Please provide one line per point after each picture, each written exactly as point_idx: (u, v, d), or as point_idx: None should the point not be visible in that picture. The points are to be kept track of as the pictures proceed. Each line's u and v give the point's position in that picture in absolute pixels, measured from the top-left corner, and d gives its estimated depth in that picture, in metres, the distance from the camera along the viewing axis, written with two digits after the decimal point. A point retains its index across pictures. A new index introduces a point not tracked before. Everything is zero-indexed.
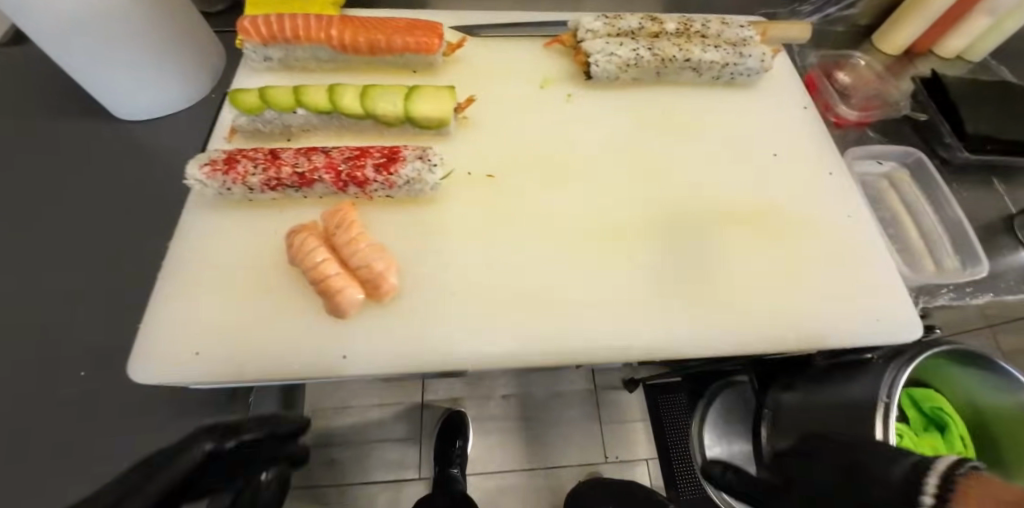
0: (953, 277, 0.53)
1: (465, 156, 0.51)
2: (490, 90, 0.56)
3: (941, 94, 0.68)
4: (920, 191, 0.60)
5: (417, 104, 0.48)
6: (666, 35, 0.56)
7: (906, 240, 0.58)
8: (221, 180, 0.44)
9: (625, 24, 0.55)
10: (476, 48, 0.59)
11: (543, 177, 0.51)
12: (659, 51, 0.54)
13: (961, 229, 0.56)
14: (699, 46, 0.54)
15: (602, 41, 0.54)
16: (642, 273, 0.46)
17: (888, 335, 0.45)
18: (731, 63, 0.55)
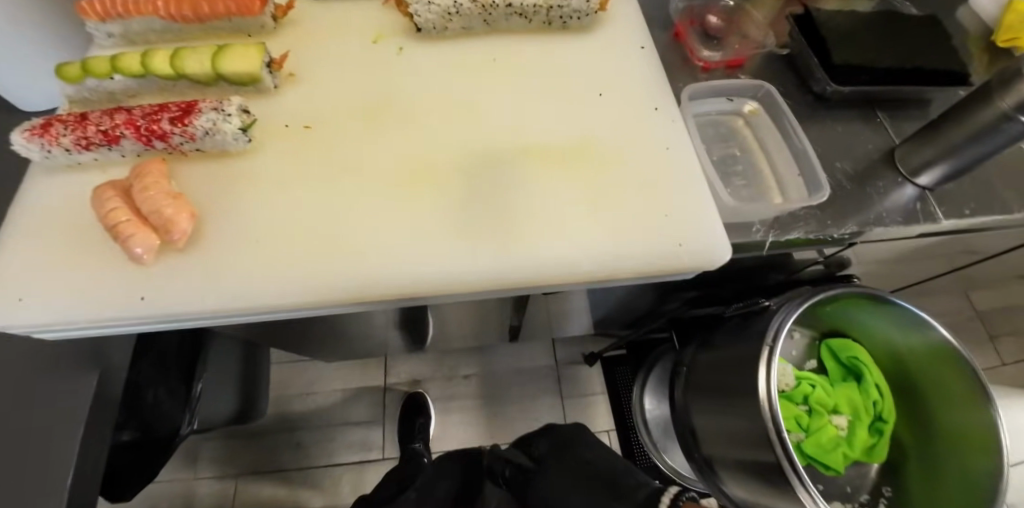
0: (792, 205, 0.52)
1: (283, 110, 0.52)
2: (323, 47, 0.57)
3: (813, 30, 0.66)
4: (773, 123, 0.58)
5: (224, 60, 0.49)
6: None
7: (752, 174, 0.57)
8: (39, 144, 0.45)
9: None
10: (314, 10, 0.60)
11: (358, 126, 0.51)
12: None
13: (805, 159, 0.55)
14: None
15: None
16: (444, 212, 0.47)
17: (689, 261, 0.44)
18: (554, 5, 0.55)
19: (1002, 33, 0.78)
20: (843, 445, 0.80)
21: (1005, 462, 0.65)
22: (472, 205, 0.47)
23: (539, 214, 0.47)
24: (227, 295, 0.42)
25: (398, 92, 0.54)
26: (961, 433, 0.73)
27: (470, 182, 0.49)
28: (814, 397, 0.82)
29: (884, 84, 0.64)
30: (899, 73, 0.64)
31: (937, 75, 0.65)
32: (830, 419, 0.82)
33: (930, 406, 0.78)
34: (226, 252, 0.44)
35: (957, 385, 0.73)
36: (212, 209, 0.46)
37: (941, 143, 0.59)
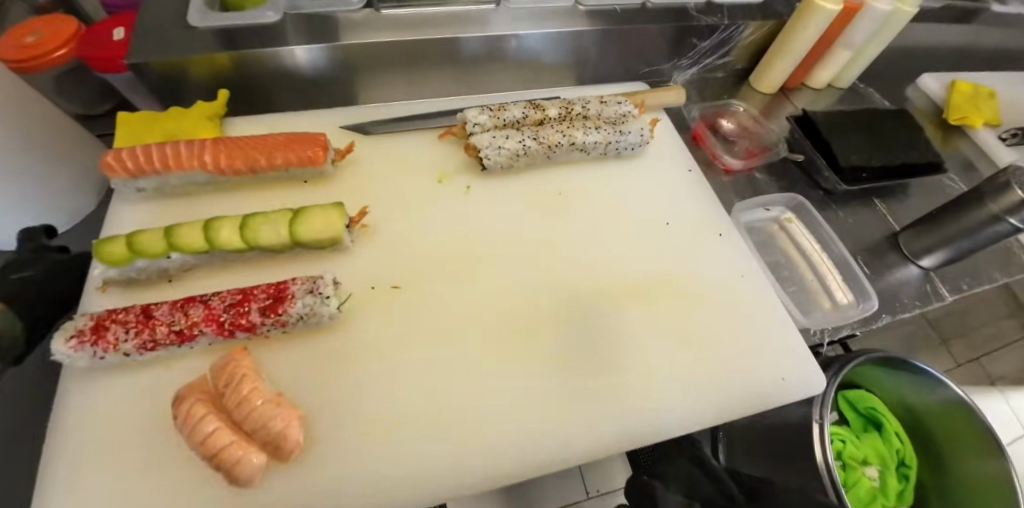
0: (843, 314, 0.58)
1: (366, 270, 0.51)
2: (387, 192, 0.56)
3: (813, 132, 0.74)
4: (807, 230, 0.65)
5: (304, 230, 0.46)
6: (551, 121, 0.58)
7: (802, 280, 0.62)
8: (90, 352, 0.40)
9: (509, 115, 0.57)
10: (368, 149, 0.59)
11: (446, 279, 0.51)
12: (544, 139, 0.56)
13: (844, 264, 0.62)
14: (581, 129, 0.57)
15: (488, 135, 0.55)
16: (558, 369, 0.47)
17: (794, 392, 0.48)
18: (613, 140, 0.58)
19: (949, 113, 0.92)
20: (878, 496, 0.86)
21: None
22: (582, 357, 0.47)
23: (649, 359, 0.48)
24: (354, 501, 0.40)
25: (477, 238, 0.54)
26: (985, 481, 0.80)
27: (573, 331, 0.49)
28: (847, 453, 0.87)
29: (879, 180, 0.74)
30: (892, 169, 0.74)
31: (919, 167, 0.76)
32: (863, 472, 0.87)
33: (946, 448, 0.86)
34: (343, 449, 0.41)
35: (970, 431, 0.81)
36: (313, 398, 0.43)
37: (940, 235, 0.68)
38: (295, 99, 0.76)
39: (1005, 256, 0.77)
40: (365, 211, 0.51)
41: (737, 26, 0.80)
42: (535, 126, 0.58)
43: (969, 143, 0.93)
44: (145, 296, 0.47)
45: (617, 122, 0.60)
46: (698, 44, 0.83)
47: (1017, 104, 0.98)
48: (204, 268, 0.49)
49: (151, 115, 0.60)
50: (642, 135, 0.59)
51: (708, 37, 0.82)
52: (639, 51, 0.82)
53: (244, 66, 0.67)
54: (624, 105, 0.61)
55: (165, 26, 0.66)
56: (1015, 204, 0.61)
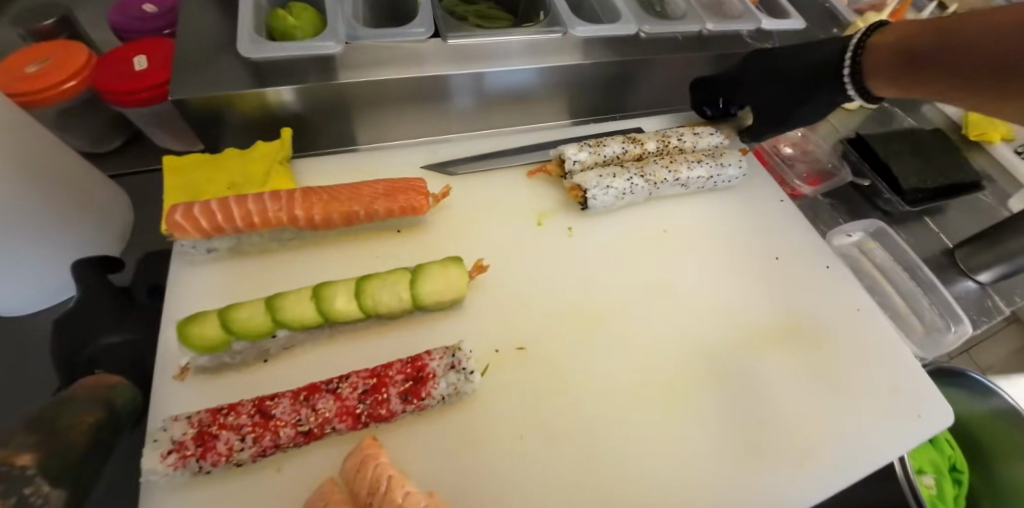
0: (942, 341, 0.58)
1: (486, 328, 0.46)
2: (489, 238, 0.52)
3: (871, 155, 0.77)
4: (891, 256, 0.65)
5: (431, 290, 0.41)
6: (649, 156, 0.57)
7: (894, 306, 0.62)
8: (197, 466, 0.32)
9: (609, 151, 0.56)
10: (460, 191, 0.54)
11: (571, 335, 0.48)
12: (651, 176, 0.54)
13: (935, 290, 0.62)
14: (685, 165, 0.56)
15: (594, 175, 0.52)
16: (707, 424, 0.45)
17: (933, 429, 0.48)
18: (715, 175, 0.57)
19: (969, 130, 0.97)
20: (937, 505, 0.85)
21: None
22: (724, 413, 0.46)
23: (787, 406, 0.47)
24: None
25: (592, 286, 0.51)
26: None
27: (708, 384, 0.48)
28: None
29: (930, 200, 0.77)
30: (941, 189, 0.77)
31: (963, 186, 0.79)
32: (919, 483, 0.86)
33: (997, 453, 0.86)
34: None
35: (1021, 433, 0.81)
36: (461, 487, 0.38)
37: (1000, 252, 0.70)
38: (345, 134, 0.70)
39: None
40: (482, 264, 0.46)
41: None
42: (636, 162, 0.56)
43: (987, 158, 0.98)
44: (238, 381, 0.40)
45: (714, 154, 0.59)
46: None
47: None
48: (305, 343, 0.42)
49: (205, 160, 0.52)
50: (741, 168, 0.58)
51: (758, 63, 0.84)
52: (692, 78, 0.82)
53: (303, 101, 0.62)
54: (717, 136, 0.60)
55: (212, 60, 0.59)
56: None
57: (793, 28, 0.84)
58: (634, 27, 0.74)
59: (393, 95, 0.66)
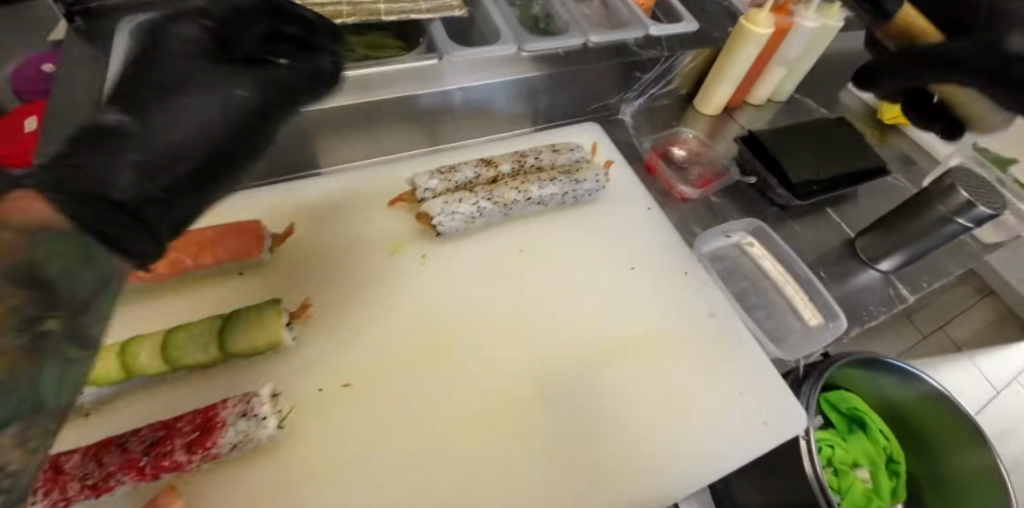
0: (815, 338, 0.58)
1: (317, 366, 0.47)
2: (335, 274, 0.52)
3: (762, 151, 0.75)
4: (773, 254, 0.65)
5: (231, 338, 0.42)
6: (504, 177, 0.57)
7: (773, 306, 0.62)
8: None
9: (461, 177, 0.55)
10: (310, 228, 0.55)
11: (405, 366, 0.48)
12: (499, 199, 0.54)
13: (809, 287, 0.62)
14: (536, 183, 0.56)
15: (439, 201, 0.52)
16: (535, 447, 0.45)
17: (779, 437, 0.47)
18: (569, 191, 0.57)
19: (884, 113, 0.97)
20: (873, 498, 0.87)
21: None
22: (559, 436, 0.46)
23: (627, 422, 0.47)
24: None
25: (436, 315, 0.52)
26: (982, 473, 0.83)
27: (546, 407, 0.47)
28: (836, 457, 0.88)
29: (827, 193, 0.76)
30: (839, 180, 0.76)
31: (863, 175, 0.78)
32: (856, 475, 0.88)
33: (932, 438, 0.88)
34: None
35: (949, 418, 0.83)
36: None
37: (896, 240, 0.70)
38: None
39: (954, 250, 0.80)
40: (306, 305, 0.49)
41: (677, 56, 0.83)
42: (489, 185, 0.56)
43: (905, 141, 0.98)
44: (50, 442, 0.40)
45: (572, 170, 0.59)
46: (641, 77, 0.85)
47: None
48: (123, 395, 0.42)
49: None
50: (598, 183, 0.58)
51: (650, 69, 0.84)
52: (584, 90, 0.82)
53: None
54: (575, 152, 0.61)
55: None
56: (958, 206, 0.62)
57: (686, 31, 0.84)
58: (514, 46, 0.74)
59: None
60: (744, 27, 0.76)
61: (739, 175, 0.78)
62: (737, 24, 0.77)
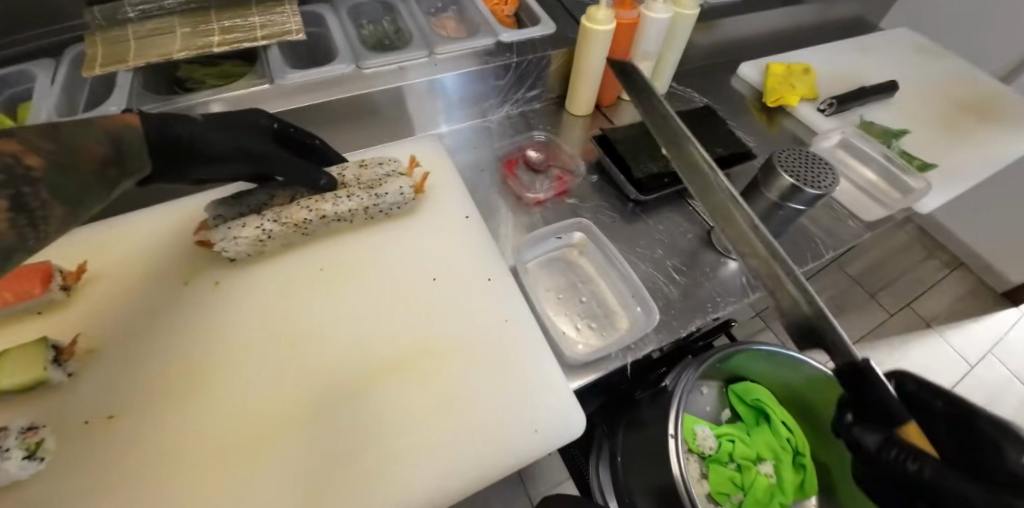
0: (632, 334, 0.58)
1: (87, 399, 0.47)
2: (129, 306, 0.53)
3: (609, 148, 0.76)
4: (598, 254, 0.66)
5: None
6: (301, 194, 0.55)
7: (598, 305, 0.63)
8: None
9: (251, 200, 0.53)
10: (113, 263, 0.56)
11: (177, 392, 0.48)
12: (288, 219, 0.54)
13: (630, 283, 0.63)
14: (330, 200, 0.55)
15: (222, 226, 0.52)
16: (294, 467, 0.44)
17: (546, 441, 0.47)
18: (370, 206, 0.57)
19: (767, 96, 0.95)
20: (776, 493, 0.85)
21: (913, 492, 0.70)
22: (319, 455, 0.45)
23: (393, 436, 0.46)
24: None
25: (224, 338, 0.52)
26: None
27: (314, 426, 0.47)
28: (737, 453, 0.86)
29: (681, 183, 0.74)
30: None
31: (720, 161, 0.77)
32: (758, 470, 0.86)
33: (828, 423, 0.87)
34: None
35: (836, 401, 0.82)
36: None
37: None
38: None
39: (829, 231, 0.78)
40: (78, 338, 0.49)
41: (529, 60, 0.83)
42: (285, 204, 0.55)
43: (794, 121, 0.95)
44: None
45: (377, 183, 0.59)
46: (499, 83, 0.85)
47: (831, 77, 1.02)
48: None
49: None
50: (401, 195, 0.58)
51: (506, 75, 0.85)
52: (442, 101, 0.83)
53: None
54: (386, 165, 0.61)
55: None
56: (786, 191, 0.57)
57: (540, 35, 0.85)
58: (351, 64, 0.75)
59: None
60: (585, 27, 0.75)
61: (588, 174, 0.81)
62: (581, 26, 0.76)
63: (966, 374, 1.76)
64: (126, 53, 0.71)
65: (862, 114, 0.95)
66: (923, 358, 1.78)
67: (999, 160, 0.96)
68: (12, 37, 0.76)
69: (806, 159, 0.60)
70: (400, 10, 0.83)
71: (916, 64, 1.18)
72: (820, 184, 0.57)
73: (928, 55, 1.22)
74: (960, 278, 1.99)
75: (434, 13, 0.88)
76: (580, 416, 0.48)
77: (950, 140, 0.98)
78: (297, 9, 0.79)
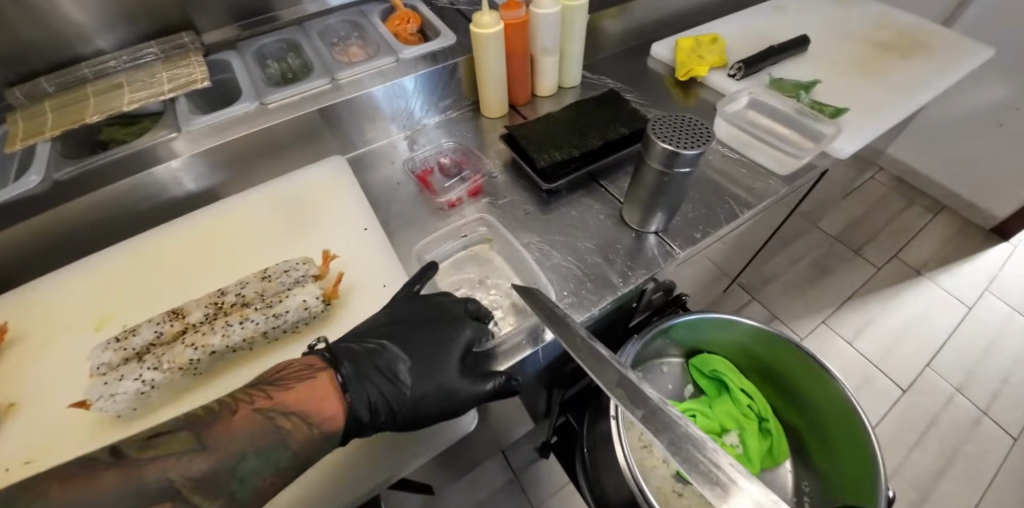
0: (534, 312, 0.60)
1: (4, 452, 0.48)
2: (45, 358, 0.55)
3: (516, 144, 0.77)
4: (501, 241, 0.68)
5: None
6: (192, 329, 0.48)
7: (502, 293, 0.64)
8: None
9: (137, 340, 0.47)
10: (29, 321, 0.58)
11: (85, 436, 0.49)
12: (169, 366, 0.45)
13: (528, 267, 0.65)
14: (218, 331, 0.46)
15: (98, 384, 0.44)
16: None
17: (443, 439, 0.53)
18: (269, 329, 0.48)
19: (679, 71, 0.97)
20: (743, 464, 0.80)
21: (871, 434, 0.69)
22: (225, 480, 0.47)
23: None
24: None
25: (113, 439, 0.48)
26: (840, 410, 0.76)
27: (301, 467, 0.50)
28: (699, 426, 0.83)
29: (586, 166, 0.76)
30: (596, 151, 0.77)
31: (623, 140, 0.78)
32: (723, 441, 0.82)
33: (795, 388, 0.84)
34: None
35: (794, 360, 0.81)
36: None
37: (640, 203, 0.67)
38: (23, 279, 0.75)
39: (746, 193, 0.78)
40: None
41: (431, 72, 0.85)
42: (172, 343, 0.47)
43: (709, 90, 0.96)
44: None
45: (277, 299, 0.50)
46: (407, 99, 0.87)
47: (741, 41, 1.04)
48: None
49: None
50: (307, 308, 0.49)
51: (412, 89, 0.86)
52: (356, 124, 0.86)
53: None
54: (294, 271, 0.53)
55: None
56: (666, 158, 0.58)
57: (440, 47, 0.87)
58: (255, 102, 0.78)
59: (43, 236, 0.72)
60: (475, 33, 0.78)
61: (502, 171, 0.82)
62: (471, 32, 0.78)
63: (964, 317, 1.72)
64: (42, 125, 0.75)
65: (773, 73, 0.96)
66: (916, 307, 1.74)
67: (919, 96, 0.96)
68: None
69: (685, 124, 0.61)
70: (303, 45, 0.87)
71: (834, 15, 1.19)
72: (695, 143, 0.58)
73: (847, 5, 1.23)
74: (943, 220, 1.96)
75: (338, 43, 0.92)
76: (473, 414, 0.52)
77: (870, 84, 0.98)
78: (203, 59, 0.83)
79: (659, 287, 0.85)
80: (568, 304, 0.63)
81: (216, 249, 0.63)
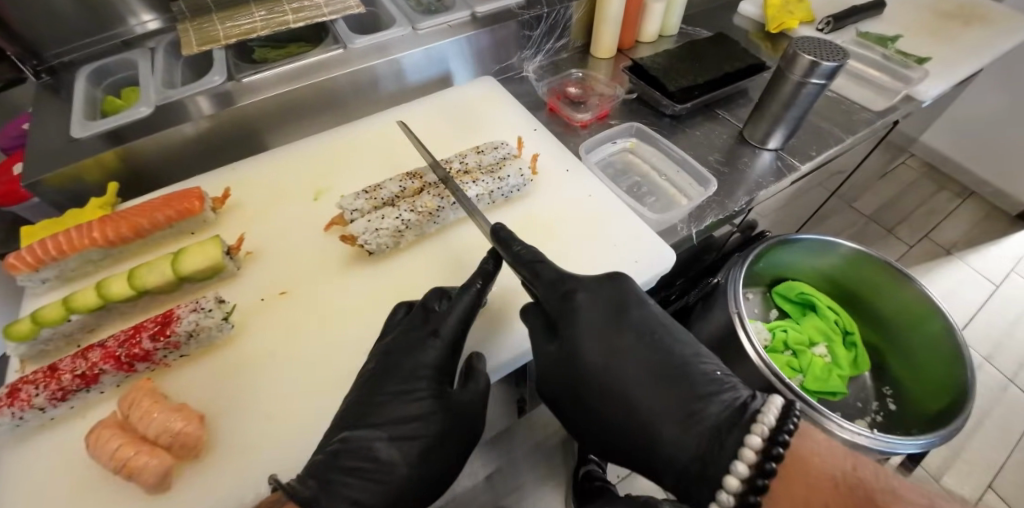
0: (696, 199, 0.71)
1: (258, 284, 0.57)
2: (272, 215, 0.64)
3: (644, 72, 0.86)
4: (649, 147, 0.80)
5: (146, 278, 0.53)
6: (429, 187, 0.63)
7: (661, 189, 0.76)
8: (9, 413, 0.45)
9: (386, 193, 0.61)
10: (242, 193, 0.66)
11: (330, 272, 0.59)
12: (422, 208, 0.59)
13: (685, 165, 0.76)
14: (459, 187, 0.61)
15: (363, 221, 0.58)
16: None
17: (641, 270, 0.59)
18: (494, 189, 0.63)
19: (770, 24, 1.05)
20: (833, 370, 0.89)
21: (951, 323, 0.80)
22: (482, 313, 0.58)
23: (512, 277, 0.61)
24: (258, 478, 0.44)
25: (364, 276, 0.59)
26: (911, 311, 0.87)
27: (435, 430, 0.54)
28: (791, 339, 0.91)
29: (708, 92, 0.84)
30: (716, 81, 0.85)
31: (740, 72, 0.87)
32: (813, 353, 0.91)
33: (867, 306, 0.95)
34: (236, 466, 0.45)
35: (879, 277, 0.89)
36: (226, 405, 0.48)
37: (770, 117, 0.76)
38: (185, 176, 0.80)
39: (845, 124, 0.87)
40: (239, 238, 0.58)
41: (557, 10, 0.93)
42: (413, 195, 0.62)
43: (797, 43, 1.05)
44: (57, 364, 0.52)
45: (497, 168, 0.65)
46: (532, 34, 0.95)
47: (821, 2, 1.12)
48: (90, 326, 0.54)
49: (57, 223, 0.66)
50: (520, 175, 0.64)
51: (538, 25, 0.94)
52: (484, 54, 0.94)
53: (133, 160, 0.74)
54: (499, 150, 0.67)
55: (46, 147, 0.71)
56: (807, 68, 0.67)
57: None
58: (408, 27, 0.86)
59: (215, 135, 0.78)
60: None
61: (626, 96, 0.90)
62: None
63: None
64: (214, 34, 0.81)
65: (857, 29, 1.06)
66: None
67: (988, 53, 1.05)
68: (106, 35, 0.86)
69: (819, 44, 0.70)
70: None
71: None
72: (834, 57, 0.67)
73: None
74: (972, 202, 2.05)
75: None
76: (669, 252, 0.60)
77: (943, 44, 1.06)
78: None
79: (743, 221, 0.95)
80: (714, 200, 0.73)
81: (407, 142, 0.74)
